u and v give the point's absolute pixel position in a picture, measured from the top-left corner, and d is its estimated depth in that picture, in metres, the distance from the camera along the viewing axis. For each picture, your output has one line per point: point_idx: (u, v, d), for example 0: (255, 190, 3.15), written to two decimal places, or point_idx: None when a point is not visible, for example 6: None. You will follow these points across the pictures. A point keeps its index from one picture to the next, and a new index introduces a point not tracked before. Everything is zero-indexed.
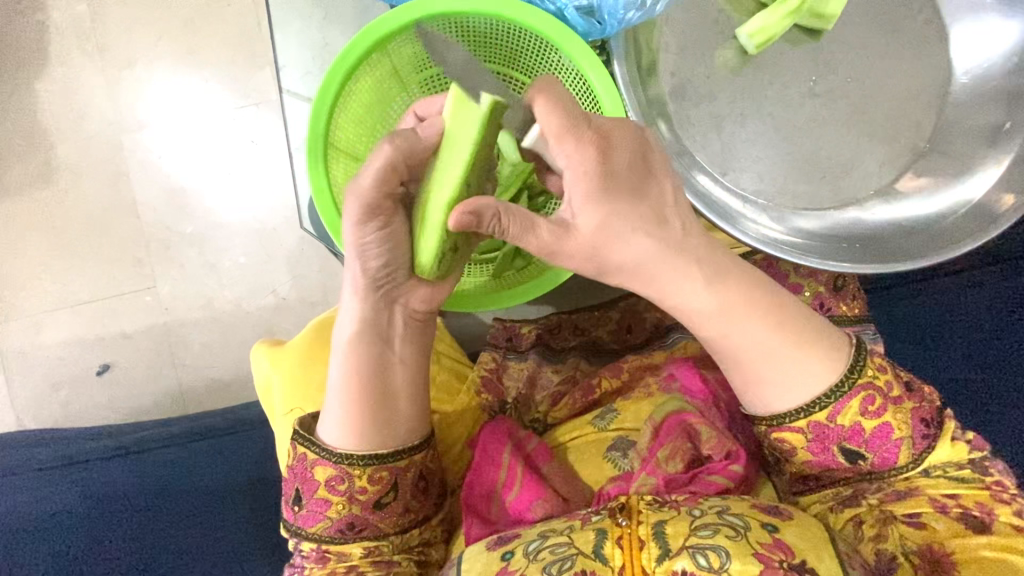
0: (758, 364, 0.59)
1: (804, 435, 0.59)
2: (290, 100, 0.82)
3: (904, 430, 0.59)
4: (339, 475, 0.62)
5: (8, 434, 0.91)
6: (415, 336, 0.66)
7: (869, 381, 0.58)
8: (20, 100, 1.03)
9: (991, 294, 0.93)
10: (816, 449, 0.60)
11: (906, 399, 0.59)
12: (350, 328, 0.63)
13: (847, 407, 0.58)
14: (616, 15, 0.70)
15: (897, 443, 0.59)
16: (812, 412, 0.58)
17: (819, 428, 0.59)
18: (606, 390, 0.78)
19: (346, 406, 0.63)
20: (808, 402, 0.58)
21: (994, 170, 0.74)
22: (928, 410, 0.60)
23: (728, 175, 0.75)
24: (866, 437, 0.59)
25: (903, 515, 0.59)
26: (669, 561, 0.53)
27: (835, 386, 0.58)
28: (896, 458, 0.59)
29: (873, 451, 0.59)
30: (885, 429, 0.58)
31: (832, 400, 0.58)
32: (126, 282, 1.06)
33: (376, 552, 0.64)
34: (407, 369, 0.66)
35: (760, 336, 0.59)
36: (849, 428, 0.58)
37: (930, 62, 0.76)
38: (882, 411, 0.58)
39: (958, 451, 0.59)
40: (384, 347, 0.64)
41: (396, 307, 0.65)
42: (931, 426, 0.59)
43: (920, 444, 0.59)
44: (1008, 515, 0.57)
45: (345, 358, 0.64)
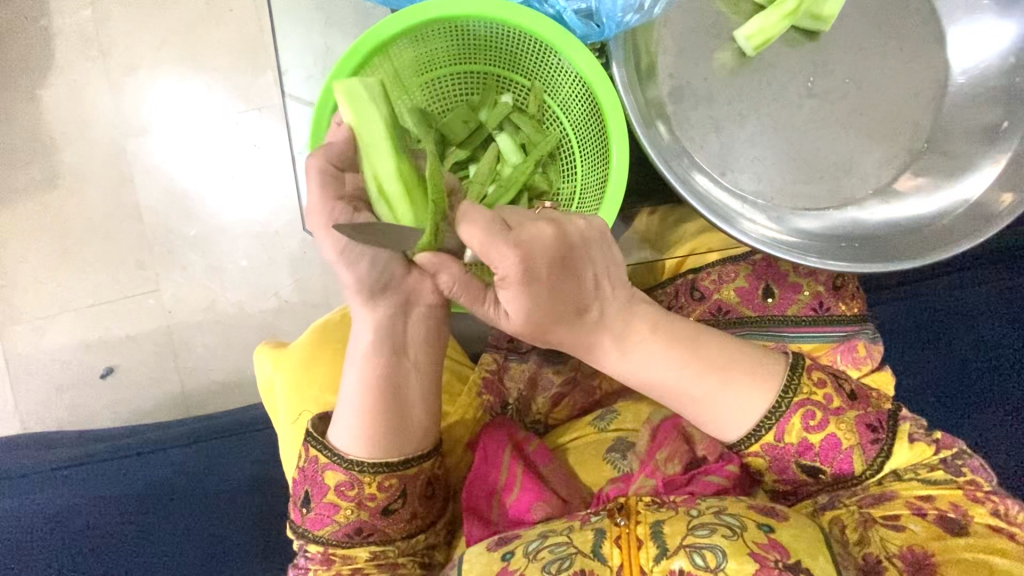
0: (697, 406, 0.62)
1: (762, 458, 0.62)
2: (292, 103, 0.82)
3: (852, 440, 0.61)
4: (349, 481, 0.62)
5: (12, 437, 0.92)
6: (430, 339, 0.66)
7: (806, 398, 0.61)
8: (25, 105, 1.04)
9: (988, 293, 0.94)
10: (778, 469, 0.62)
11: (848, 409, 0.61)
12: (366, 335, 0.63)
13: (789, 425, 0.61)
14: (614, 17, 0.71)
15: (849, 453, 0.61)
16: (759, 435, 0.61)
17: (771, 449, 0.61)
18: (605, 392, 0.81)
19: (360, 413, 0.63)
20: (751, 429, 0.61)
21: (992, 169, 0.74)
22: (874, 415, 0.62)
23: (727, 175, 0.75)
24: (817, 451, 0.61)
25: (882, 518, 0.59)
26: (667, 560, 0.53)
27: (773, 408, 0.60)
28: (852, 467, 0.61)
29: (829, 464, 0.61)
30: (833, 442, 0.61)
31: (773, 420, 0.61)
32: (130, 286, 1.06)
33: (381, 557, 0.65)
34: (421, 376, 0.66)
35: (692, 380, 0.61)
36: (798, 445, 0.61)
37: (926, 62, 0.76)
38: (825, 425, 0.60)
39: (918, 452, 0.61)
40: (399, 354, 0.64)
41: (411, 312, 0.64)
42: (880, 431, 0.61)
43: (871, 450, 0.61)
44: (985, 516, 0.57)
45: (361, 366, 0.63)
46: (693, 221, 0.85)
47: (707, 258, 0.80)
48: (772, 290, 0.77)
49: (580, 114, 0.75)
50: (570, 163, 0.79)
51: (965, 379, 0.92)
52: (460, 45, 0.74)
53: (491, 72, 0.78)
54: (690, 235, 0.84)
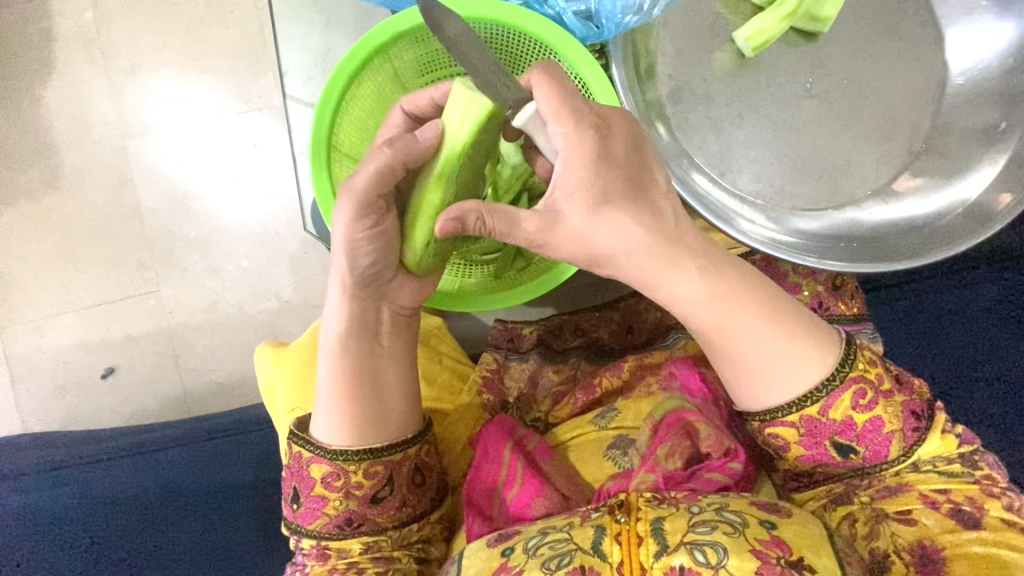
0: (751, 360, 0.59)
1: (796, 430, 0.60)
2: (293, 105, 0.83)
3: (895, 424, 0.60)
4: (334, 472, 0.63)
5: (12, 437, 0.92)
6: (402, 328, 0.68)
7: (859, 374, 0.59)
8: (26, 106, 1.04)
9: (989, 293, 0.94)
10: (809, 444, 0.60)
11: (896, 393, 0.60)
12: (337, 325, 0.64)
13: (837, 401, 0.59)
14: (613, 18, 0.72)
15: (888, 436, 0.60)
16: (804, 405, 0.59)
17: (811, 422, 0.59)
18: (606, 390, 0.78)
19: (337, 402, 0.64)
20: (796, 397, 0.59)
21: (989, 170, 0.75)
22: (918, 403, 0.61)
23: (726, 176, 0.76)
24: (858, 431, 0.59)
25: (895, 513, 0.59)
26: (667, 557, 0.53)
27: (827, 379, 0.58)
28: (888, 451, 0.60)
29: (864, 445, 0.60)
30: (877, 423, 0.59)
31: (823, 393, 0.58)
32: (130, 286, 1.06)
33: (375, 548, 0.64)
34: (397, 362, 0.67)
35: (754, 330, 0.59)
36: (840, 422, 0.59)
37: (924, 62, 0.76)
38: (873, 404, 0.59)
39: (947, 444, 0.61)
40: (373, 342, 0.65)
41: (383, 305, 0.65)
42: (923, 419, 0.61)
43: (911, 437, 0.60)
44: (1000, 510, 0.58)
45: (334, 357, 0.64)
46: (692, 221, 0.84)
47: None
48: None
49: None
50: None
51: (965, 379, 0.92)
52: None
53: None
54: None
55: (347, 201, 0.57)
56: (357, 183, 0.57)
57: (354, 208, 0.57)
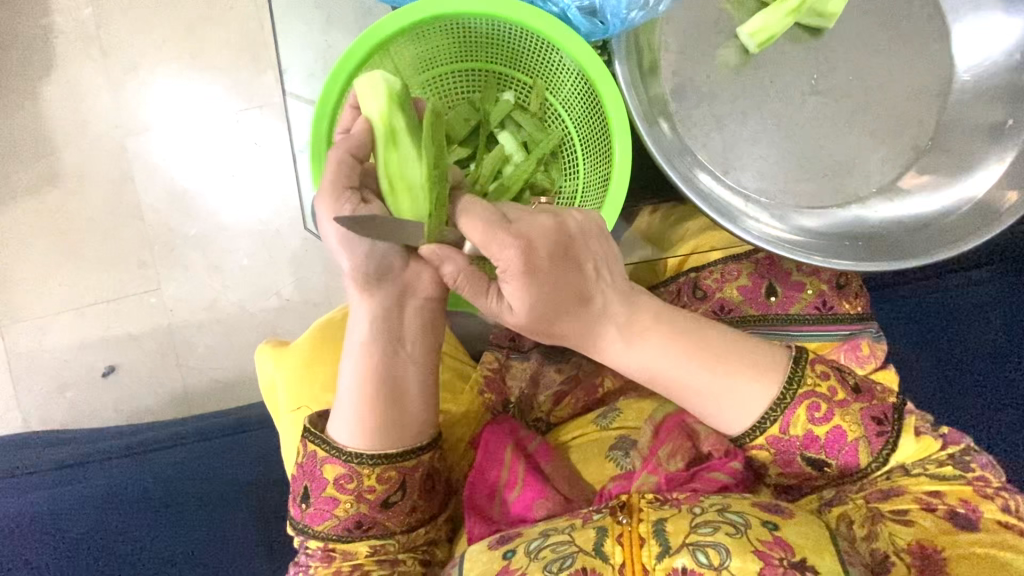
0: (707, 401, 0.62)
1: (768, 451, 0.62)
2: (293, 102, 0.82)
3: (857, 432, 0.60)
4: (348, 474, 0.63)
5: (13, 436, 0.92)
6: (428, 330, 0.65)
7: (809, 389, 0.61)
8: (26, 103, 1.03)
9: (995, 290, 0.93)
10: (784, 462, 0.62)
11: (852, 402, 0.61)
12: (363, 329, 0.63)
13: (794, 417, 0.61)
14: (619, 15, 0.70)
15: (854, 445, 0.61)
16: (764, 428, 0.61)
17: (777, 442, 0.61)
18: (606, 391, 0.80)
19: (358, 405, 0.63)
20: (754, 423, 0.61)
21: (996, 167, 0.74)
22: (879, 408, 0.61)
23: (730, 174, 0.75)
24: (823, 444, 0.61)
25: (890, 512, 0.59)
26: (669, 558, 0.53)
27: (777, 399, 0.61)
28: (858, 460, 0.61)
29: (834, 457, 0.61)
30: (838, 433, 0.60)
31: (778, 413, 0.61)
32: (131, 284, 1.06)
33: (382, 551, 0.64)
34: (420, 369, 0.65)
35: (704, 375, 0.61)
36: (803, 438, 0.61)
37: (930, 59, 0.76)
38: (829, 417, 0.60)
39: (924, 445, 0.61)
40: (397, 346, 0.64)
41: (409, 305, 0.64)
42: (885, 424, 0.61)
43: (877, 442, 0.61)
44: (995, 512, 0.58)
45: (357, 359, 0.64)
46: (695, 219, 0.84)
47: (710, 256, 0.79)
48: (775, 289, 0.77)
49: (583, 111, 0.75)
50: (572, 161, 0.79)
51: (969, 378, 0.92)
52: (462, 43, 0.74)
53: (491, 69, 0.77)
54: (692, 233, 0.82)
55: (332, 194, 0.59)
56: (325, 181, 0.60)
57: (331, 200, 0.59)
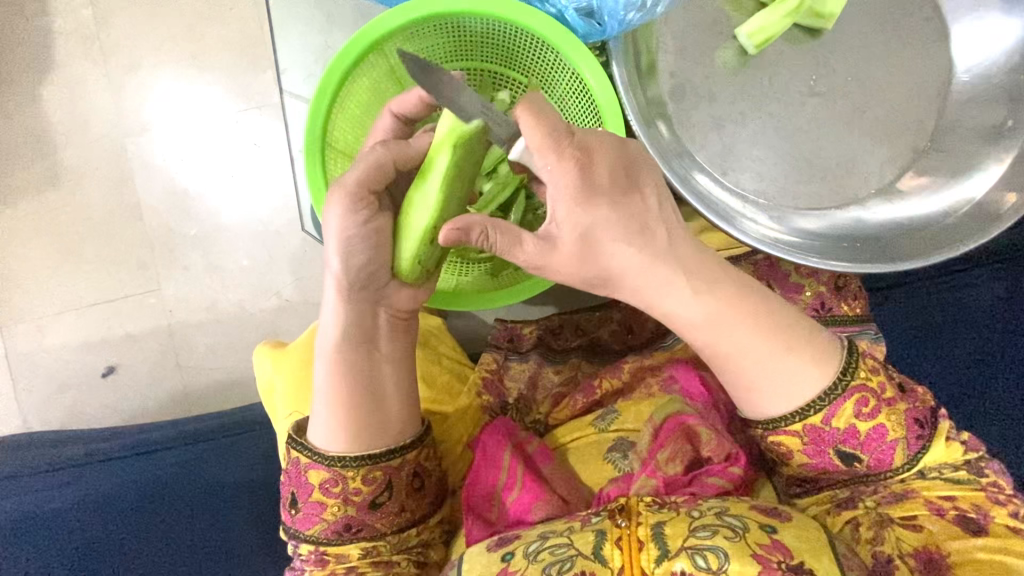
0: (749, 373, 0.59)
1: (799, 439, 0.60)
2: (291, 101, 0.83)
3: (899, 432, 0.59)
4: (332, 478, 0.63)
5: (13, 437, 0.92)
6: (399, 331, 0.67)
7: (862, 383, 0.59)
8: (26, 104, 1.04)
9: (995, 290, 0.93)
10: (813, 452, 0.60)
11: (899, 400, 0.60)
12: (332, 331, 0.63)
13: (841, 410, 0.58)
14: (616, 16, 0.70)
15: (892, 445, 0.59)
16: (807, 415, 0.58)
17: (814, 431, 0.59)
18: (606, 391, 0.78)
19: (333, 407, 0.63)
20: (799, 406, 0.58)
21: (996, 168, 0.74)
22: (922, 411, 0.61)
23: (728, 175, 0.75)
24: (862, 439, 0.59)
25: (900, 518, 0.59)
26: (668, 562, 0.53)
27: (829, 389, 0.58)
28: (892, 460, 0.60)
29: (869, 454, 0.60)
30: (881, 431, 0.59)
31: (826, 403, 0.58)
32: (131, 284, 1.06)
33: (374, 553, 0.64)
34: (395, 367, 0.66)
35: (755, 347, 0.59)
36: (843, 430, 0.59)
37: (930, 60, 0.75)
38: (876, 413, 0.59)
39: (953, 450, 0.61)
40: (370, 347, 0.65)
41: (380, 308, 0.65)
42: (925, 427, 0.60)
43: (915, 445, 0.60)
44: (1005, 517, 0.57)
45: (329, 362, 0.64)
46: (694, 221, 0.83)
47: None
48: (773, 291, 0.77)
49: (578, 111, 0.75)
50: None
51: (971, 380, 0.91)
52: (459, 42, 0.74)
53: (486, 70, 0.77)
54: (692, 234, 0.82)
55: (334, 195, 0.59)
56: (348, 180, 0.59)
57: (346, 201, 0.58)
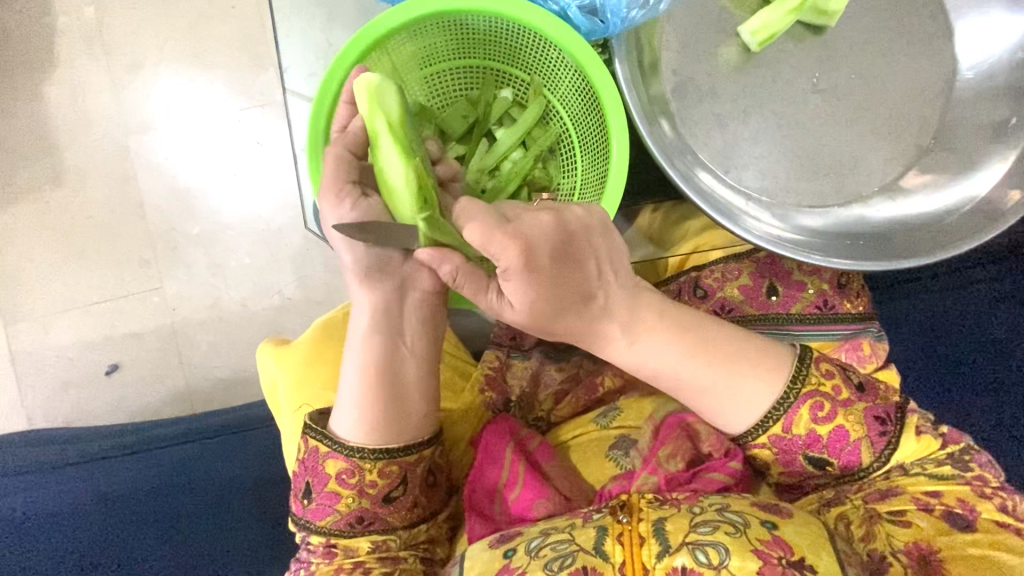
0: (704, 398, 0.62)
1: (769, 450, 0.62)
2: (293, 100, 0.82)
3: (859, 431, 0.60)
4: (350, 469, 0.63)
5: (18, 435, 0.93)
6: (427, 324, 0.67)
7: (813, 389, 0.60)
8: (29, 103, 1.04)
9: (1000, 289, 0.93)
10: (786, 460, 0.62)
11: (856, 401, 0.61)
12: (366, 322, 0.65)
13: (797, 416, 0.60)
14: (619, 14, 0.71)
15: (857, 445, 0.60)
16: (767, 426, 0.61)
17: (779, 441, 0.61)
18: (607, 390, 0.80)
19: (360, 397, 0.64)
20: (760, 419, 0.61)
21: (999, 166, 0.74)
22: (882, 407, 0.61)
23: (731, 172, 0.75)
24: (825, 443, 0.60)
25: (886, 513, 0.59)
26: (669, 557, 0.53)
27: (781, 399, 0.60)
28: (860, 459, 0.60)
29: (837, 456, 0.61)
30: (841, 433, 0.60)
31: (781, 412, 0.60)
32: (134, 283, 1.07)
33: (383, 547, 0.64)
34: (418, 361, 0.66)
35: (704, 370, 0.62)
36: (805, 437, 0.60)
37: (933, 58, 0.75)
38: (833, 416, 0.60)
39: (924, 444, 0.61)
40: (396, 339, 0.65)
41: (407, 297, 0.65)
42: (887, 423, 0.61)
43: (880, 442, 0.60)
44: (992, 512, 0.58)
45: (360, 349, 0.65)
46: (697, 219, 0.83)
47: (711, 256, 0.80)
48: (776, 288, 0.77)
49: (580, 108, 0.75)
50: (569, 157, 0.79)
51: (971, 377, 0.91)
52: (461, 40, 0.74)
53: (489, 67, 0.77)
54: (694, 232, 0.82)
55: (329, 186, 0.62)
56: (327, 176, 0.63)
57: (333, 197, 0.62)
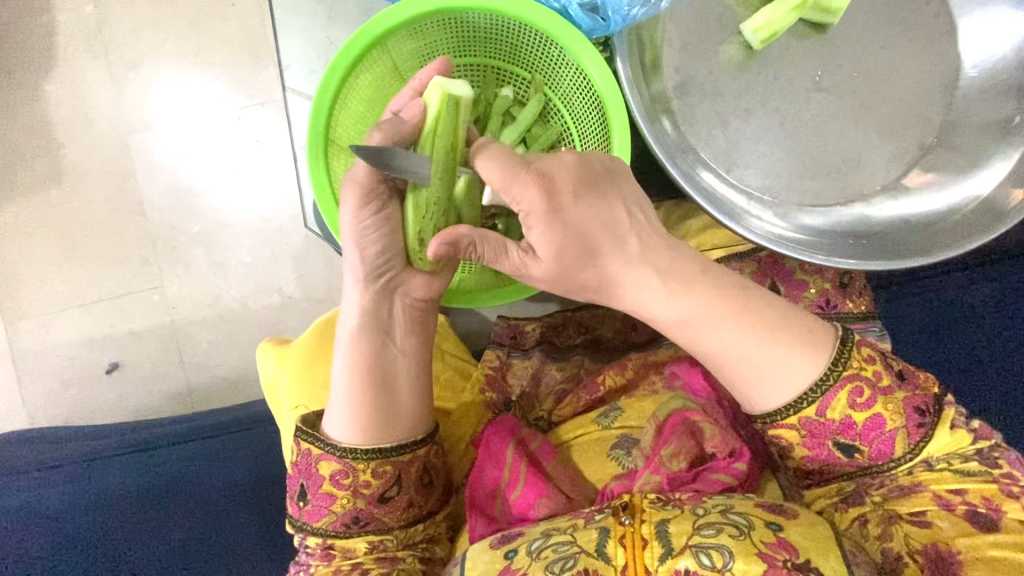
0: (739, 368, 0.59)
1: (797, 432, 0.59)
2: (293, 98, 0.83)
3: (897, 421, 0.58)
4: (343, 470, 0.62)
5: (21, 433, 0.93)
6: (417, 324, 0.68)
7: (856, 372, 0.58)
8: (29, 101, 1.03)
9: (1003, 289, 0.93)
10: (812, 445, 0.59)
11: (895, 389, 0.59)
12: (353, 321, 0.65)
13: (835, 400, 0.58)
14: (620, 11, 0.70)
15: (892, 434, 0.58)
16: (801, 407, 0.58)
17: (811, 423, 0.58)
18: (608, 389, 0.77)
19: (351, 397, 0.64)
20: (792, 401, 0.58)
21: (1003, 165, 0.73)
22: (921, 398, 0.59)
23: (733, 172, 0.75)
24: (859, 430, 0.58)
25: (908, 515, 0.58)
26: (672, 560, 0.53)
27: (820, 379, 0.57)
28: (892, 449, 0.59)
29: (868, 444, 0.59)
30: (877, 421, 0.58)
31: (819, 394, 0.57)
32: (134, 282, 1.06)
33: (381, 548, 0.64)
34: (409, 360, 0.67)
35: (737, 339, 0.58)
36: (840, 422, 0.58)
37: (937, 56, 0.75)
38: (872, 403, 0.58)
39: (959, 439, 0.59)
40: (386, 337, 0.66)
41: (396, 297, 0.66)
42: (927, 415, 0.59)
43: (916, 434, 0.59)
44: (1017, 512, 0.56)
45: (348, 350, 0.65)
46: (697, 218, 0.83)
47: (712, 255, 0.79)
48: (778, 288, 0.76)
49: (581, 107, 0.75)
50: None
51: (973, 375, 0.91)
52: (463, 39, 0.74)
53: (489, 65, 0.77)
54: (696, 231, 0.81)
55: (360, 190, 0.61)
56: (358, 173, 0.60)
57: (358, 193, 0.61)
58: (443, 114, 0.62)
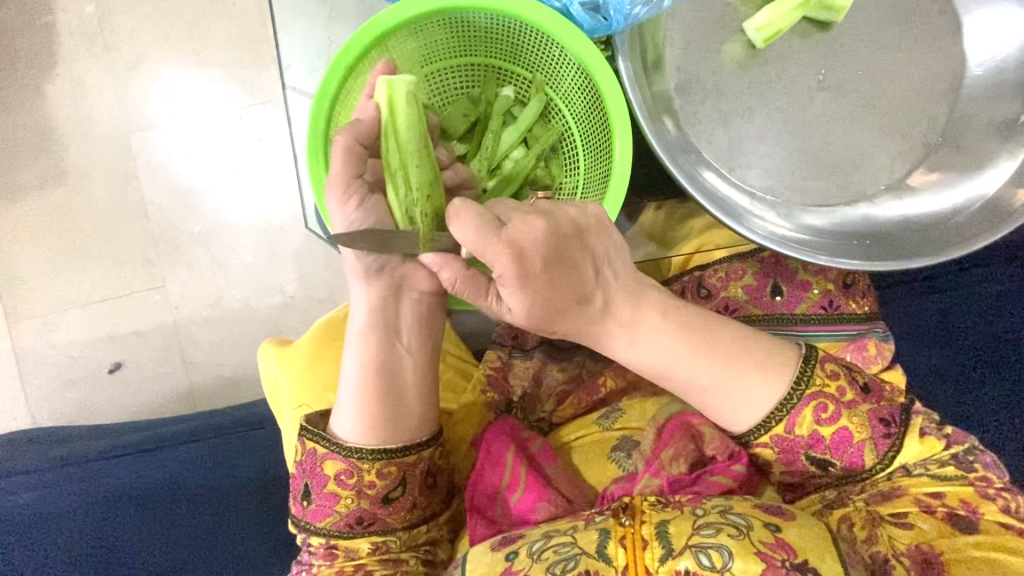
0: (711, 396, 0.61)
1: (771, 450, 0.61)
2: (294, 97, 0.81)
3: (864, 433, 0.59)
4: (348, 469, 0.63)
5: (19, 433, 0.93)
6: (425, 322, 0.67)
7: (818, 390, 0.60)
8: (31, 100, 1.03)
9: (1007, 290, 0.92)
10: (787, 460, 0.61)
11: (860, 402, 0.60)
12: (363, 319, 0.65)
13: (801, 417, 0.60)
14: (622, 10, 0.70)
15: (860, 446, 0.60)
16: (770, 427, 0.60)
17: (781, 441, 0.61)
18: (610, 390, 0.78)
19: (361, 397, 0.64)
20: (760, 421, 0.60)
21: (1008, 164, 0.73)
22: (887, 410, 0.60)
23: (736, 172, 0.74)
24: (828, 445, 0.60)
25: (890, 516, 0.59)
26: (672, 560, 0.53)
27: (784, 399, 0.60)
28: (864, 461, 0.60)
29: (840, 457, 0.60)
30: (845, 434, 0.59)
31: (785, 412, 0.60)
32: (136, 282, 1.06)
33: (384, 549, 0.64)
34: (416, 360, 0.66)
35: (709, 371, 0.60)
36: (808, 438, 0.60)
37: (941, 55, 0.74)
38: (837, 418, 0.59)
39: (927, 447, 0.60)
40: (393, 337, 0.65)
41: (403, 296, 0.65)
42: (893, 426, 0.60)
43: (885, 445, 0.59)
44: (996, 514, 0.57)
45: (358, 348, 0.65)
46: (700, 217, 0.82)
47: (713, 256, 0.79)
48: (780, 288, 0.76)
49: (582, 106, 0.74)
50: (572, 155, 0.78)
51: (976, 376, 0.91)
52: (463, 40, 0.74)
53: (490, 65, 0.76)
54: (698, 231, 0.81)
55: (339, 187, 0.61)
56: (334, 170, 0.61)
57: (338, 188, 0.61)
58: (397, 106, 0.62)
